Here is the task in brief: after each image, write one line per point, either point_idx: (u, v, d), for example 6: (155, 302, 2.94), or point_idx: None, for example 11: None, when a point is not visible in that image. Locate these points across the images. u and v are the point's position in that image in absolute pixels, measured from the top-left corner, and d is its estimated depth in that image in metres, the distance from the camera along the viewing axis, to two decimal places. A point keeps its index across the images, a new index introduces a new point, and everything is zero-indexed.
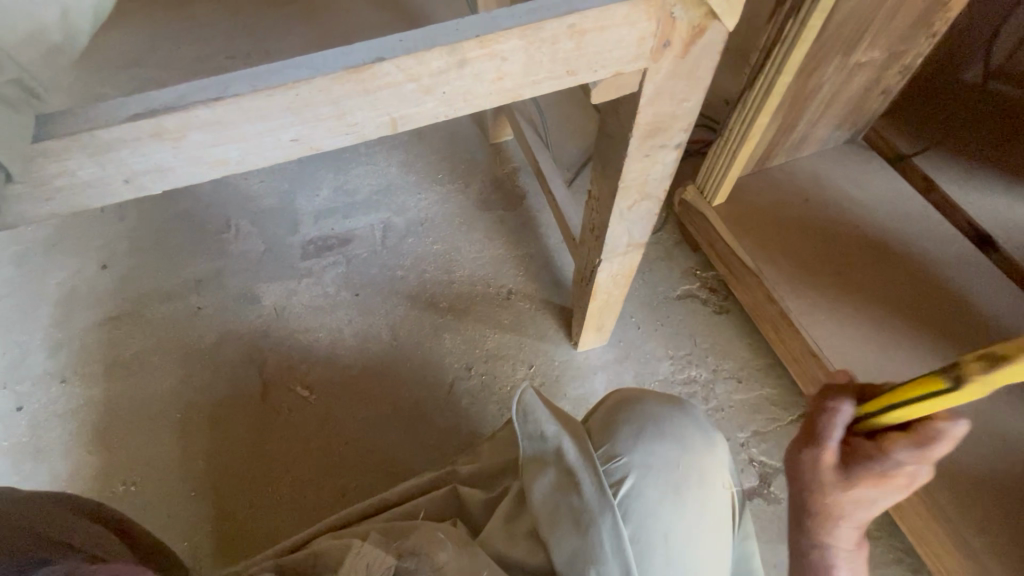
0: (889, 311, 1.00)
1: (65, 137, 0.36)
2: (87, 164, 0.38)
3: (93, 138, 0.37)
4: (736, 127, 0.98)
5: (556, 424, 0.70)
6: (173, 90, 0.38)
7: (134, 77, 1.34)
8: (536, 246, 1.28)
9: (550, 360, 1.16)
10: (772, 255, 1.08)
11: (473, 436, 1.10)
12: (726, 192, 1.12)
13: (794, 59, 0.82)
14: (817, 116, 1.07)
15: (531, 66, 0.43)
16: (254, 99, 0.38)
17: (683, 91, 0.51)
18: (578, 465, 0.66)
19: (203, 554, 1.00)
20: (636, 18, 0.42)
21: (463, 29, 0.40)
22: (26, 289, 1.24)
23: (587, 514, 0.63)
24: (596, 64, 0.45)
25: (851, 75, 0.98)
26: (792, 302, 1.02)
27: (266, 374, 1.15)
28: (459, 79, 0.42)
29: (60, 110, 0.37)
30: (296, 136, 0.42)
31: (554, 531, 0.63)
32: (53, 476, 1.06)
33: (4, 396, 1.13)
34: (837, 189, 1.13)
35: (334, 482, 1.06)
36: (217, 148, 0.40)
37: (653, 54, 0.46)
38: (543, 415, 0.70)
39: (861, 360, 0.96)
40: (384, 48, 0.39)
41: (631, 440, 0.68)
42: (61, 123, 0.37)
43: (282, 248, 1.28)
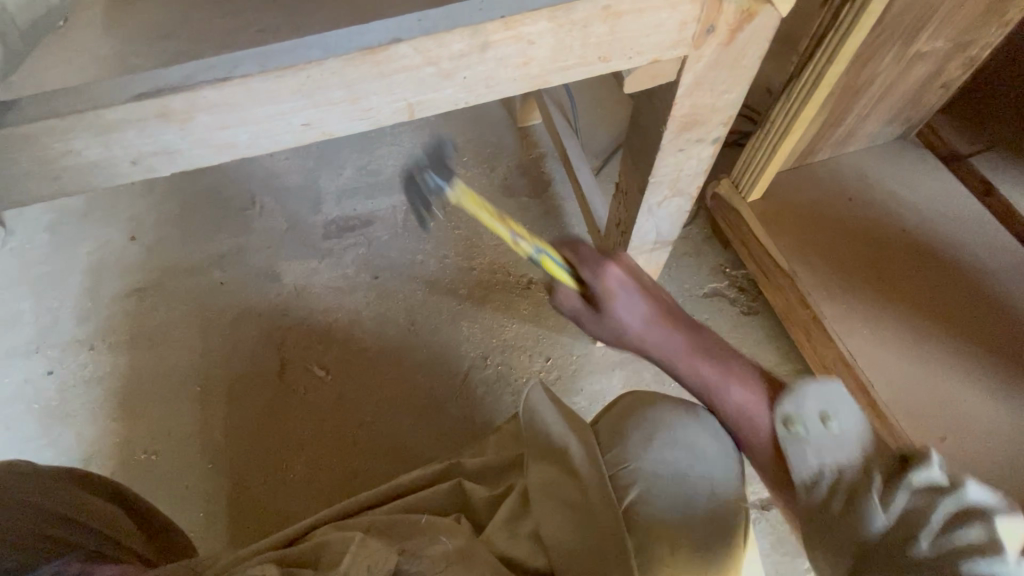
0: (932, 322, 0.94)
1: (69, 116, 0.35)
2: (92, 144, 0.37)
3: (97, 118, 0.35)
4: (778, 119, 0.92)
5: (563, 423, 0.70)
6: (180, 69, 0.36)
7: None
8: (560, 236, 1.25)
9: (567, 354, 1.14)
10: (807, 256, 1.02)
11: (487, 426, 1.09)
12: (762, 187, 1.06)
13: (849, 47, 0.76)
14: (867, 110, 1.00)
15: (560, 51, 0.40)
16: (263, 80, 0.36)
17: (725, 81, 0.47)
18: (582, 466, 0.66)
19: (220, 524, 1.03)
20: (678, 0, 0.38)
21: (488, 8, 0.37)
22: (58, 256, 1.26)
23: (589, 515, 0.62)
24: (631, 51, 0.41)
25: (909, 66, 0.90)
26: (825, 307, 0.97)
27: (284, 353, 1.16)
28: (481, 64, 0.39)
29: (64, 88, 0.36)
30: (307, 121, 0.40)
31: (554, 530, 0.62)
32: (80, 440, 1.10)
33: (36, 360, 1.16)
34: (883, 189, 1.06)
35: (347, 463, 1.07)
36: (225, 132, 0.39)
37: (695, 40, 0.42)
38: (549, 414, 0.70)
39: (897, 374, 0.91)
40: (401, 28, 0.37)
41: (641, 446, 0.66)
42: (64, 101, 0.35)
43: (304, 227, 1.28)
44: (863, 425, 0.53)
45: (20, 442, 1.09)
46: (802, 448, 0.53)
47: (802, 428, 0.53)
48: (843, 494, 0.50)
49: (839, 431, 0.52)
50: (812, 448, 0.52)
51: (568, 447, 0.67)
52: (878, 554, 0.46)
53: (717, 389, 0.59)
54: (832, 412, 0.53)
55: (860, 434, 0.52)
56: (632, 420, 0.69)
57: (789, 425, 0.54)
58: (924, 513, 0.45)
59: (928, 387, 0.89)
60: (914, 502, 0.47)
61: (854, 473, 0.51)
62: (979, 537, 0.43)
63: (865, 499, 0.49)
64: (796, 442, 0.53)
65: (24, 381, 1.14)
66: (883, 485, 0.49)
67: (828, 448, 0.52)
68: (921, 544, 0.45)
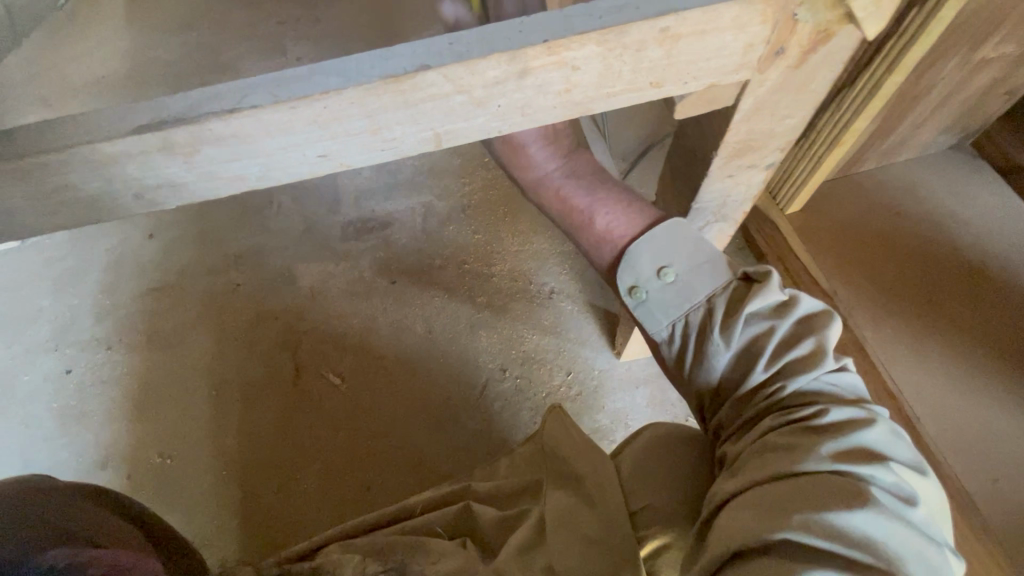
0: (987, 351, 0.87)
1: (66, 149, 0.33)
2: (90, 177, 0.34)
3: (95, 151, 0.33)
4: (824, 130, 0.86)
5: (582, 449, 0.66)
6: (184, 98, 0.33)
7: (186, 42, 1.31)
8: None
9: (589, 369, 1.11)
10: (849, 275, 0.97)
11: (505, 442, 1.07)
12: (802, 200, 1.00)
13: (912, 55, 0.70)
14: (922, 119, 0.92)
15: (607, 76, 0.35)
16: (275, 111, 0.32)
17: (790, 105, 0.42)
18: (599, 494, 0.61)
19: (233, 532, 1.02)
20: (748, 21, 0.34)
21: (528, 31, 0.33)
22: (75, 252, 1.24)
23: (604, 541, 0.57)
24: (688, 76, 0.37)
25: (974, 74, 0.83)
26: (867, 331, 0.92)
27: (300, 358, 1.14)
28: (518, 92, 0.35)
29: (64, 117, 0.34)
30: (323, 152, 0.36)
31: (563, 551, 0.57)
32: (97, 441, 1.09)
33: (54, 358, 1.16)
34: (934, 204, 0.99)
35: (363, 474, 1.05)
36: (233, 164, 0.35)
37: (761, 63, 0.37)
38: (566, 436, 0.68)
39: (944, 405, 0.85)
40: (430, 53, 0.33)
41: (667, 485, 0.60)
42: (64, 132, 0.33)
43: (321, 227, 1.24)
44: (702, 258, 0.56)
45: (39, 441, 1.10)
46: (649, 309, 0.57)
47: (644, 290, 0.58)
48: (690, 351, 0.55)
49: (676, 277, 0.56)
50: (657, 305, 0.57)
51: (583, 476, 0.63)
52: (729, 419, 0.53)
53: (583, 222, 0.63)
54: (667, 264, 0.57)
55: (700, 274, 0.55)
56: (660, 456, 0.63)
57: (637, 287, 0.58)
58: (757, 354, 0.50)
59: (978, 421, 0.84)
60: (748, 346, 0.51)
61: (696, 320, 0.54)
62: (802, 381, 0.48)
63: (707, 345, 0.53)
64: (643, 305, 0.58)
65: (43, 379, 1.14)
66: (718, 321, 0.53)
67: (670, 298, 0.56)
68: (757, 397, 0.50)
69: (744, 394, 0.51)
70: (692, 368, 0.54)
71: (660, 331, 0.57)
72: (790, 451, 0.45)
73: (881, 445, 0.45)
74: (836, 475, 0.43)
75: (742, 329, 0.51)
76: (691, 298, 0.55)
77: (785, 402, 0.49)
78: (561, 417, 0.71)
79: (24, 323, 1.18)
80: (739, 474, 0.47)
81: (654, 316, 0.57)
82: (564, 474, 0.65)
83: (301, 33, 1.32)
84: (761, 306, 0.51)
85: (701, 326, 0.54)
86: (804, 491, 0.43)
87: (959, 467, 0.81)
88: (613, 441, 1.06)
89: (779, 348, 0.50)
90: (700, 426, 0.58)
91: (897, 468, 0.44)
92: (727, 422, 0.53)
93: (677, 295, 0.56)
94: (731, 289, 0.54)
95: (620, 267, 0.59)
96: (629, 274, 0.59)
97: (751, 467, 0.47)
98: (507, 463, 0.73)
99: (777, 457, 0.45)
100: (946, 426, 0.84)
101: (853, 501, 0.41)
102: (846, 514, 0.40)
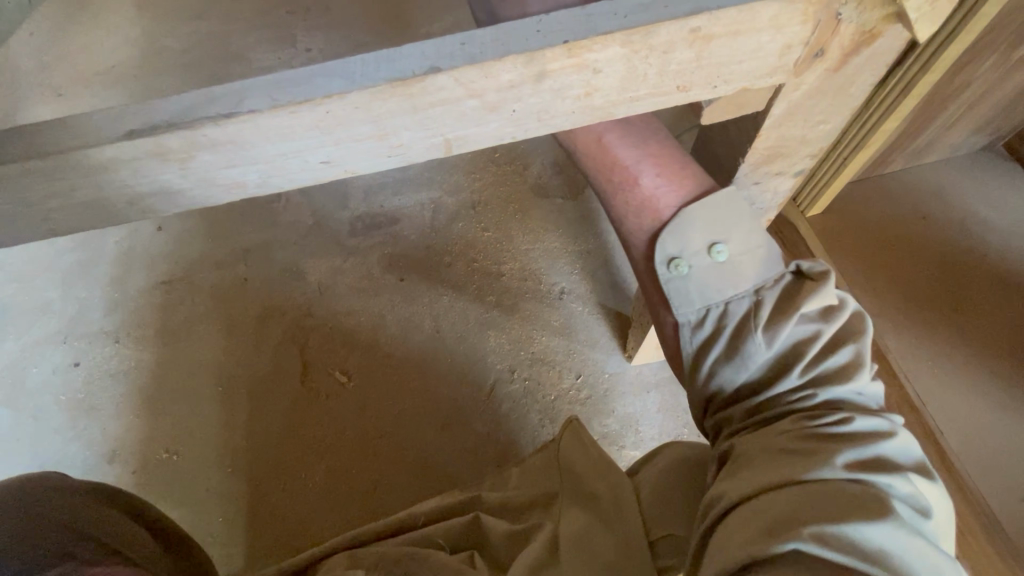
0: (1018, 366, 0.83)
1: (54, 156, 0.32)
2: (82, 185, 0.33)
3: (84, 159, 0.32)
4: (852, 130, 0.82)
5: (598, 465, 0.65)
6: (179, 100, 0.32)
7: (195, 31, 1.29)
8: (597, 243, 1.18)
9: (600, 372, 1.09)
10: (872, 282, 0.93)
11: (512, 444, 1.05)
12: (824, 201, 0.96)
13: (951, 54, 0.66)
14: (952, 120, 0.89)
15: (630, 80, 0.34)
16: (275, 116, 0.31)
17: (824, 110, 0.41)
18: (613, 516, 0.60)
19: (239, 529, 1.02)
20: (786, 21, 0.33)
21: (547, 31, 0.31)
22: (84, 243, 1.24)
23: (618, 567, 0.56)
24: (718, 80, 0.35)
25: (1011, 73, 0.79)
26: (890, 341, 0.89)
27: (307, 355, 1.13)
28: (534, 96, 0.33)
29: (53, 121, 0.33)
30: (327, 158, 0.35)
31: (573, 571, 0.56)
32: (105, 434, 1.10)
33: (63, 351, 1.16)
34: (963, 208, 0.95)
35: (368, 474, 1.04)
36: (232, 170, 0.34)
37: (798, 66, 0.36)
38: (582, 450, 0.67)
39: (970, 419, 0.82)
40: (441, 54, 0.31)
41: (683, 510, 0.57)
42: (53, 138, 0.32)
43: (329, 222, 1.23)
44: (757, 246, 0.55)
45: (48, 433, 1.10)
46: (686, 287, 0.55)
47: (687, 264, 0.55)
48: (722, 340, 0.53)
49: (727, 258, 0.54)
50: (696, 285, 0.54)
51: (598, 497, 0.62)
52: (745, 416, 0.51)
53: (624, 182, 0.58)
54: (719, 243, 0.54)
55: (754, 263, 0.54)
56: (675, 477, 0.59)
57: (677, 262, 0.55)
58: (798, 355, 0.49)
59: (1006, 438, 0.80)
60: (791, 347, 0.50)
61: (738, 310, 0.53)
62: (835, 389, 0.48)
63: (750, 339, 0.51)
64: (680, 281, 0.55)
65: (52, 372, 1.14)
66: (763, 317, 0.51)
67: (716, 278, 0.53)
68: (783, 399, 0.50)
69: (770, 392, 0.50)
70: (726, 357, 0.52)
71: (693, 310, 0.54)
72: (810, 455, 0.44)
73: (899, 457, 0.45)
74: (859, 483, 0.43)
75: (790, 329, 0.50)
76: (733, 286, 0.53)
77: (811, 407, 0.48)
78: (580, 429, 0.69)
79: (33, 315, 1.18)
80: (755, 471, 0.46)
81: (688, 294, 0.54)
82: (577, 491, 0.63)
83: (311, 22, 1.30)
84: (811, 311, 0.50)
85: (743, 317, 0.52)
86: (827, 500, 0.42)
87: (983, 485, 0.78)
88: (623, 446, 1.04)
89: (819, 353, 0.49)
90: (698, 423, 0.57)
91: (912, 480, 0.44)
92: (740, 417, 0.51)
93: (718, 278, 0.54)
94: (782, 285, 0.53)
95: (667, 235, 0.55)
96: (673, 245, 0.55)
97: (770, 466, 0.45)
98: (519, 472, 0.71)
99: (799, 463, 0.44)
100: (970, 442, 0.81)
101: (876, 511, 0.41)
102: (869, 523, 0.40)
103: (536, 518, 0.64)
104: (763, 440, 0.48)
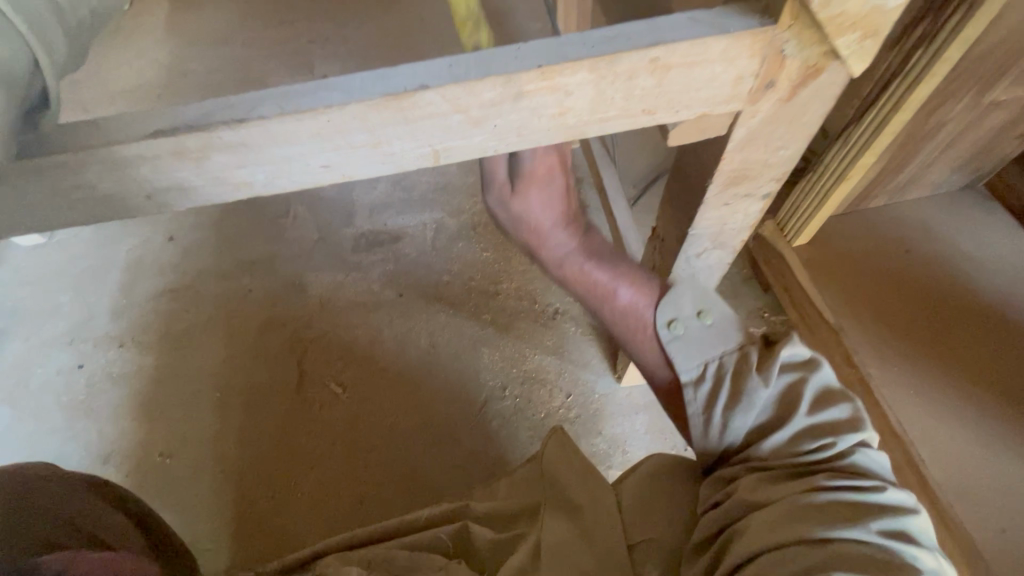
0: (999, 396, 0.85)
1: (83, 150, 0.36)
2: (107, 179, 0.38)
3: (110, 153, 0.36)
4: (833, 163, 0.86)
5: (581, 476, 0.67)
6: (197, 108, 0.36)
7: (220, 57, 1.38)
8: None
9: (589, 392, 1.10)
10: (857, 311, 0.95)
11: (501, 461, 1.06)
12: (810, 232, 0.99)
13: (919, 94, 0.70)
14: (931, 159, 0.93)
15: (600, 102, 0.37)
16: (281, 122, 0.35)
17: (782, 137, 0.43)
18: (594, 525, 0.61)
19: (224, 536, 1.03)
20: (736, 54, 0.35)
21: (525, 55, 0.35)
22: (98, 250, 1.29)
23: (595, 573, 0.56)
24: (678, 105, 0.38)
25: (982, 117, 0.84)
26: (874, 370, 0.90)
27: (304, 366, 1.15)
28: (513, 114, 0.37)
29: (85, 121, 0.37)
30: (326, 163, 0.39)
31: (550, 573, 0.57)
32: (101, 436, 1.12)
33: (69, 353, 1.19)
34: (945, 244, 0.98)
35: (357, 486, 1.05)
36: (240, 171, 0.38)
37: (751, 96, 0.38)
38: (567, 458, 0.68)
39: (959, 453, 0.83)
40: (430, 73, 0.35)
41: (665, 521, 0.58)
42: (80, 136, 0.36)
43: (334, 238, 1.27)
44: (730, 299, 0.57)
45: (47, 433, 1.12)
46: (684, 348, 0.56)
47: (682, 327, 0.56)
48: (724, 390, 0.52)
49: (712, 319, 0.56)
50: (693, 344, 0.55)
51: (580, 506, 0.64)
52: (754, 458, 0.51)
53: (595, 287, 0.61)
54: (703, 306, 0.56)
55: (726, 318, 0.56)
56: (661, 487, 0.61)
57: (674, 323, 0.57)
58: (797, 399, 0.50)
59: (988, 469, 0.81)
60: (790, 392, 0.50)
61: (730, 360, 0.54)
62: (850, 442, 0.48)
63: (749, 383, 0.51)
64: (678, 342, 0.56)
65: (56, 372, 1.17)
66: (755, 361, 0.52)
67: (707, 339, 0.55)
68: (798, 447, 0.49)
69: (781, 440, 0.49)
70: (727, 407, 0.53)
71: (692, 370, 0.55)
72: (833, 514, 0.44)
73: (921, 532, 0.44)
74: (866, 541, 0.42)
75: (778, 375, 0.51)
76: (724, 342, 0.55)
77: (825, 460, 0.48)
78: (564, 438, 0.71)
79: (44, 317, 1.22)
80: (772, 520, 0.45)
81: (688, 356, 0.55)
82: (557, 499, 0.66)
83: (329, 52, 1.38)
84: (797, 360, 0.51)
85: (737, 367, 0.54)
86: (848, 561, 0.41)
87: (967, 516, 0.79)
88: (610, 466, 1.05)
89: (820, 400, 0.50)
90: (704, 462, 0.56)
91: (932, 553, 0.43)
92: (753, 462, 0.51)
93: (710, 339, 0.55)
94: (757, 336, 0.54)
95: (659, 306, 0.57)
96: (668, 309, 0.57)
97: (775, 512, 0.46)
98: (508, 483, 0.73)
99: (821, 519, 0.44)
100: (954, 472, 0.82)
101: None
102: None
103: (522, 526, 0.66)
104: (784, 489, 0.47)
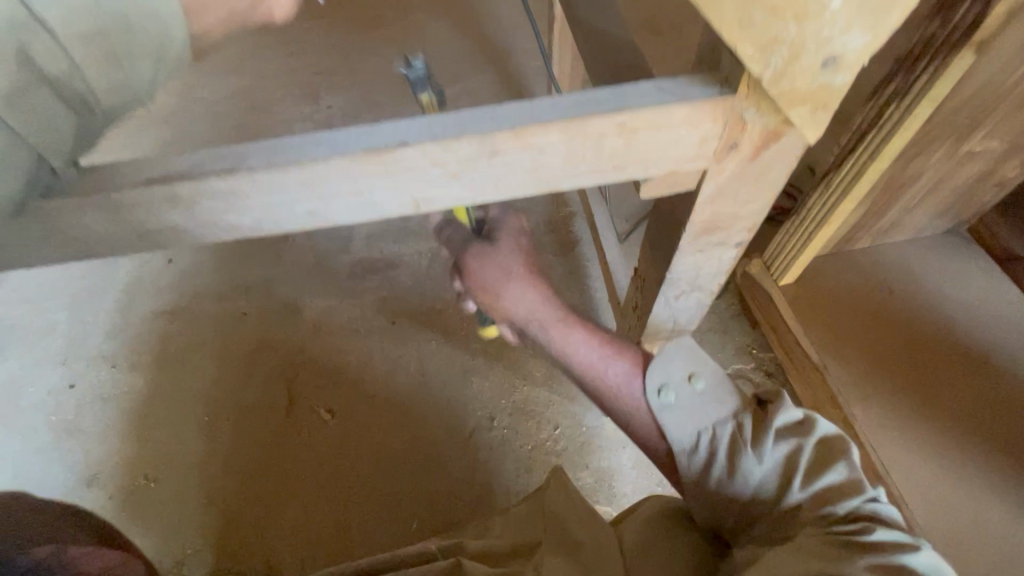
0: (977, 441, 0.86)
1: (89, 195, 0.38)
2: (101, 219, 0.40)
3: (110, 201, 0.38)
4: (815, 206, 0.88)
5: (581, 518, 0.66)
6: (194, 157, 0.38)
7: (229, 85, 1.42)
8: (583, 296, 1.20)
9: (577, 425, 1.10)
10: (841, 351, 0.97)
11: (487, 492, 1.06)
12: (795, 271, 1.01)
13: (894, 145, 0.72)
14: (912, 204, 0.95)
15: (572, 159, 0.39)
16: (267, 172, 0.37)
17: (748, 193, 0.45)
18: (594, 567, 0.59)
19: (205, 560, 1.03)
20: (697, 120, 0.37)
21: (499, 118, 0.37)
22: (97, 270, 1.30)
23: None
24: (647, 162, 0.40)
25: (959, 166, 0.87)
26: (857, 411, 0.91)
27: (294, 391, 1.16)
28: (488, 168, 0.39)
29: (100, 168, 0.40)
30: (311, 210, 0.41)
31: None
32: (87, 457, 1.11)
33: (61, 372, 1.20)
34: (928, 286, 1.00)
35: (342, 514, 1.05)
36: (231, 216, 0.40)
37: (715, 154, 0.40)
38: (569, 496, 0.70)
39: (942, 498, 0.84)
40: (410, 131, 0.37)
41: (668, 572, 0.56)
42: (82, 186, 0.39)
43: (330, 263, 1.29)
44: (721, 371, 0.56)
45: (34, 452, 1.12)
46: (675, 415, 0.54)
47: (673, 393, 0.55)
48: (719, 460, 0.52)
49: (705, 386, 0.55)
50: (683, 412, 0.54)
51: (581, 544, 0.63)
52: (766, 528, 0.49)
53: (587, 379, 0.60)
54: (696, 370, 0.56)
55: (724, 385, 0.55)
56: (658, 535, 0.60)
57: (665, 390, 0.56)
58: (793, 465, 0.48)
59: (967, 515, 0.82)
60: (784, 458, 0.49)
61: (723, 433, 0.52)
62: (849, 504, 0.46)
63: (742, 451, 0.51)
64: (670, 409, 0.55)
65: (47, 392, 1.18)
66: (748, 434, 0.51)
67: (699, 406, 0.54)
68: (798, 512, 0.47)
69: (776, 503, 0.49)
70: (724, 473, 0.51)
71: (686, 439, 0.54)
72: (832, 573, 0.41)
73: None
74: None
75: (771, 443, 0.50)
76: (717, 413, 0.54)
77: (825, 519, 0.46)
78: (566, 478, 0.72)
79: (39, 335, 1.23)
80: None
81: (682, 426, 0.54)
82: (558, 539, 0.64)
83: (335, 83, 1.42)
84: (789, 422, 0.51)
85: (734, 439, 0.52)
86: None
87: (953, 563, 0.78)
88: (596, 501, 1.04)
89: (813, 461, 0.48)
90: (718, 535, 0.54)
91: None
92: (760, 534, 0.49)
93: (702, 409, 0.54)
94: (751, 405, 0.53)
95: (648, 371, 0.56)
96: (657, 375, 0.56)
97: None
98: (502, 522, 0.74)
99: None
100: (933, 516, 0.83)
101: None
102: None
103: (517, 565, 0.64)
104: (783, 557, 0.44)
